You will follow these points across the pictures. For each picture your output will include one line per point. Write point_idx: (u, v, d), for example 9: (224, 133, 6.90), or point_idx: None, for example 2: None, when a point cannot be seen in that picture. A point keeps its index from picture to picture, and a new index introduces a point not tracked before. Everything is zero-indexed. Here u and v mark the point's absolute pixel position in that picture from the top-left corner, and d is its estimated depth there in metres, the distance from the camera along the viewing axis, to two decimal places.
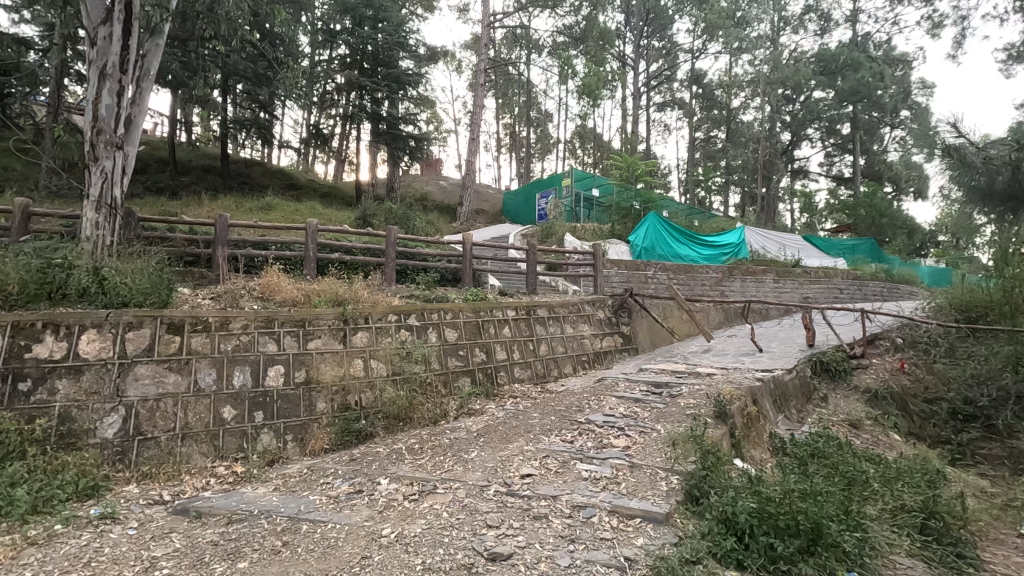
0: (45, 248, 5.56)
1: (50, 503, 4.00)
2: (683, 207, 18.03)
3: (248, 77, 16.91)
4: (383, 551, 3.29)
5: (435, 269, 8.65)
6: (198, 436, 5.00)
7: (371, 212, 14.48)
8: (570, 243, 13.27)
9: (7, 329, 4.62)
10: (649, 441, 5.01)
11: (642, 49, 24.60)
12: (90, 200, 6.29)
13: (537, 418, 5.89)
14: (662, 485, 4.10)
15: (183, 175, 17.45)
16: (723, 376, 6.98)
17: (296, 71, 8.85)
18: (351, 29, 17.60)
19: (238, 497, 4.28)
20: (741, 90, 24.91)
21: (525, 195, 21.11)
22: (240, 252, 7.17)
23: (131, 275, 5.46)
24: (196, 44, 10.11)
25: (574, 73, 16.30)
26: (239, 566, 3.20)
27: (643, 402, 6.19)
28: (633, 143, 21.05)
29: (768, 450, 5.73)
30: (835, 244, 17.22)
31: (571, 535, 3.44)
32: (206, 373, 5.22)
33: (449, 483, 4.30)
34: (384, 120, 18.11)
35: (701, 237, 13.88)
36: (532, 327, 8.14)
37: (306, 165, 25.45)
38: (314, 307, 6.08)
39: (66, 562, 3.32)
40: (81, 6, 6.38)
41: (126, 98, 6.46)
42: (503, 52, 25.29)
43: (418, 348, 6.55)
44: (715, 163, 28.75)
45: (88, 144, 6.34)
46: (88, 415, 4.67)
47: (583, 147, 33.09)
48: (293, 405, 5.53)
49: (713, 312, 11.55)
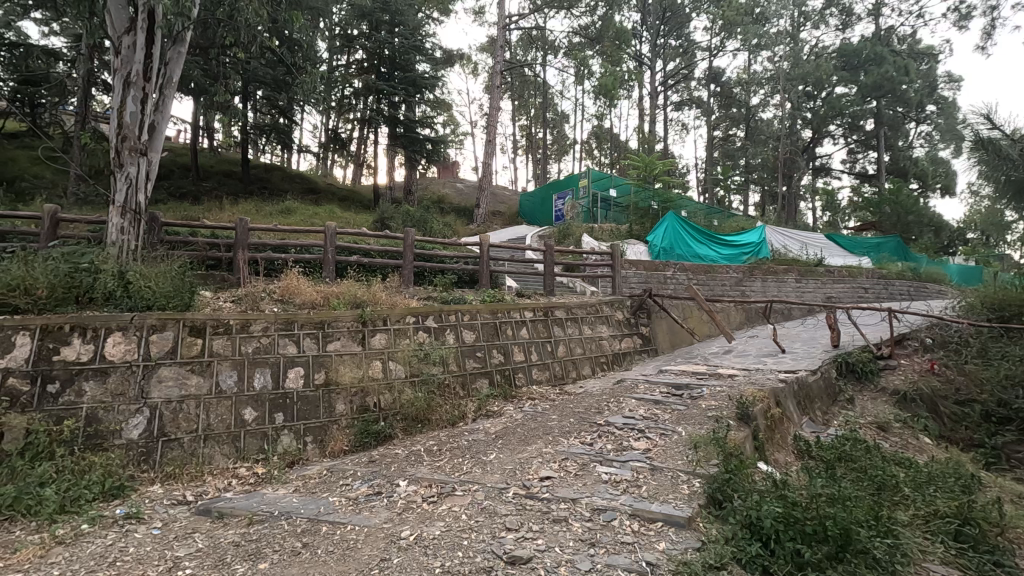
0: (72, 253, 5.68)
1: (77, 502, 4.08)
2: (702, 206, 17.81)
3: (268, 83, 17.17)
4: (402, 554, 3.27)
5: (451, 271, 8.67)
6: (220, 437, 5.06)
7: (387, 215, 14.57)
8: (588, 244, 13.22)
9: (36, 332, 4.73)
10: (671, 443, 4.93)
11: (659, 48, 24.38)
12: (115, 206, 6.41)
13: (555, 419, 5.85)
14: (683, 488, 4.04)
15: (206, 181, 17.76)
16: (745, 377, 6.85)
17: (314, 75, 8.96)
18: (368, 34, 17.78)
19: (259, 498, 4.32)
20: (760, 88, 24.57)
21: (541, 196, 21.05)
22: (260, 255, 7.27)
23: (154, 279, 5.56)
24: (217, 51, 10.30)
25: (590, 73, 16.21)
26: (259, 567, 3.22)
27: (663, 404, 6.12)
28: (651, 143, 20.84)
29: (793, 453, 5.60)
30: (860, 242, 16.81)
31: (592, 539, 3.39)
32: (227, 374, 5.29)
33: (467, 485, 4.28)
34: (402, 123, 18.24)
35: (721, 237, 13.70)
36: (550, 328, 8.10)
37: (325, 169, 25.74)
38: (333, 309, 6.13)
39: (93, 561, 3.37)
40: (105, 16, 6.53)
41: (150, 105, 6.58)
42: (519, 54, 25.32)
43: (436, 349, 6.55)
44: (733, 162, 28.36)
45: (113, 151, 6.47)
46: (115, 415, 4.75)
47: (600, 147, 32.92)
48: (313, 406, 5.57)
49: (733, 313, 11.38)
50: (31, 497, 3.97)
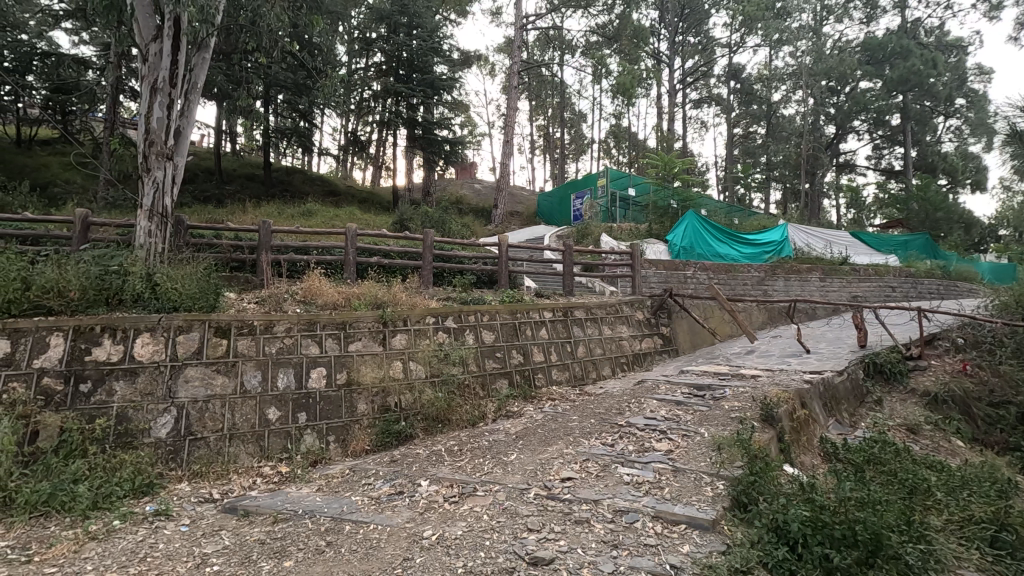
0: (102, 256, 5.82)
1: (109, 499, 4.18)
2: (722, 205, 17.62)
3: (289, 88, 17.44)
4: (424, 553, 3.29)
5: (470, 271, 8.69)
6: (244, 436, 5.14)
7: (407, 217, 14.68)
8: (607, 244, 13.13)
9: (69, 333, 4.87)
10: (693, 445, 4.88)
11: (678, 45, 24.14)
12: (143, 209, 6.55)
13: (576, 420, 5.83)
14: (707, 491, 3.99)
15: (229, 184, 18.10)
16: (769, 378, 6.72)
17: (334, 79, 9.07)
18: (386, 36, 17.94)
19: (283, 497, 4.37)
20: (782, 84, 24.14)
21: (559, 195, 20.96)
22: (283, 257, 7.37)
23: (180, 280, 5.68)
24: (240, 56, 10.46)
25: (608, 72, 16.11)
26: (284, 565, 3.25)
27: (685, 404, 6.07)
28: (669, 142, 20.65)
29: (819, 455, 5.49)
30: (886, 241, 16.45)
31: (614, 540, 3.36)
32: (252, 374, 5.38)
33: (488, 486, 4.29)
34: (420, 125, 18.34)
35: (742, 236, 13.51)
36: (570, 328, 8.06)
37: (345, 172, 26.02)
38: (354, 310, 6.19)
39: (124, 557, 3.44)
40: (133, 24, 6.69)
41: (175, 111, 6.72)
42: (536, 54, 25.26)
43: (456, 350, 6.56)
44: (754, 160, 27.89)
45: (141, 156, 6.63)
46: (144, 414, 4.86)
47: (618, 146, 32.71)
48: (335, 406, 5.63)
49: (756, 312, 11.21)
50: (65, 493, 4.09)
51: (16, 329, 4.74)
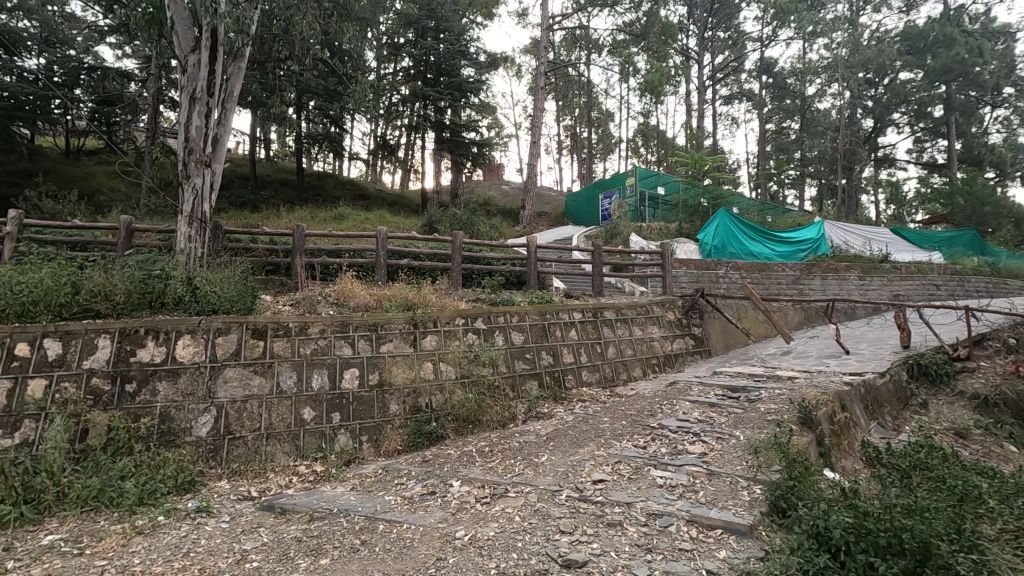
0: (146, 261, 6.05)
1: (154, 495, 4.34)
2: (755, 202, 17.27)
3: (320, 94, 17.80)
4: (457, 553, 3.30)
5: (499, 273, 8.70)
6: (280, 436, 5.25)
7: (436, 220, 14.82)
8: (637, 244, 13.00)
9: (115, 335, 5.07)
10: (728, 447, 4.78)
11: (707, 41, 23.75)
12: (183, 214, 6.77)
13: (607, 421, 5.79)
14: (743, 495, 3.89)
15: (264, 190, 18.56)
16: (806, 380, 6.54)
17: (364, 84, 9.22)
18: (414, 41, 18.16)
19: (319, 495, 4.45)
20: (816, 77, 23.48)
21: (587, 196, 20.82)
22: (316, 260, 7.53)
23: (219, 284, 5.86)
24: (273, 65, 10.73)
25: (636, 70, 15.94)
26: (320, 562, 3.31)
27: (719, 406, 5.94)
28: (699, 139, 20.31)
29: (861, 460, 5.31)
30: (929, 237, 15.83)
31: (649, 544, 3.31)
32: (287, 375, 5.50)
33: (521, 487, 4.28)
34: (448, 128, 18.49)
35: (776, 234, 13.19)
36: (600, 329, 7.99)
37: (375, 175, 26.42)
38: (385, 312, 6.27)
39: (168, 551, 3.56)
40: (172, 36, 6.93)
41: (213, 119, 6.92)
42: (562, 54, 25.20)
43: (486, 351, 6.58)
44: (788, 155, 27.18)
45: (181, 164, 6.86)
46: (185, 414, 5.02)
47: (647, 145, 32.36)
48: (367, 406, 5.71)
49: (791, 312, 10.92)
50: (113, 489, 4.26)
51: (67, 331, 4.96)
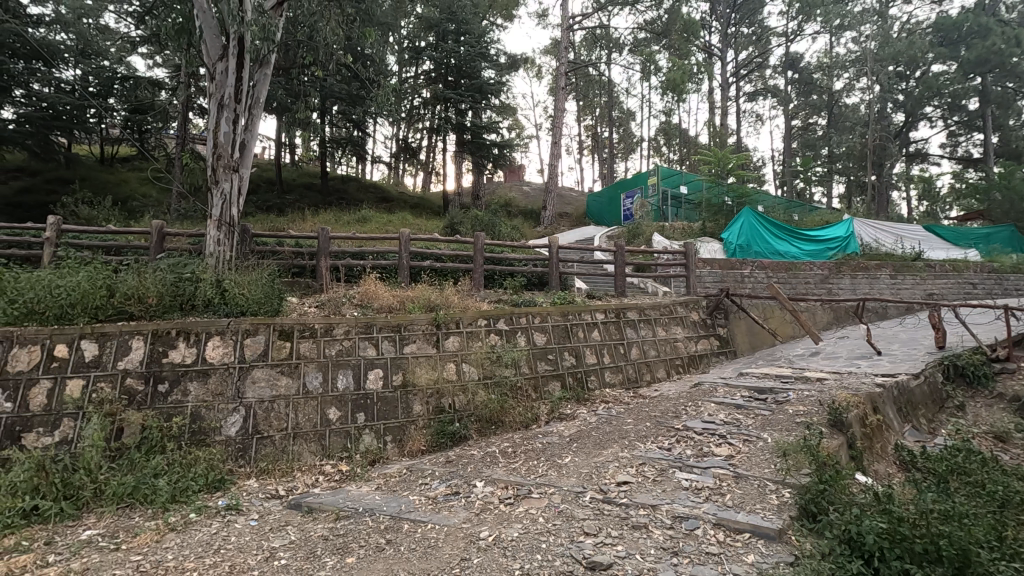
0: (177, 264, 6.21)
1: (185, 493, 4.45)
2: (781, 201, 16.95)
3: (343, 98, 18.05)
4: (481, 554, 3.31)
5: (521, 274, 8.71)
6: (307, 435, 5.34)
7: (458, 221, 14.90)
8: (660, 244, 12.86)
9: (148, 336, 5.21)
10: (756, 450, 4.69)
11: (730, 38, 23.40)
12: (212, 219, 6.92)
13: (631, 423, 5.73)
14: (772, 499, 3.81)
15: (289, 194, 18.89)
16: (836, 381, 6.38)
17: (386, 88, 9.32)
18: (435, 45, 18.28)
19: (345, 495, 4.51)
20: (844, 71, 22.94)
21: (609, 195, 20.67)
22: (341, 263, 7.64)
23: (247, 286, 5.98)
24: (298, 71, 10.93)
25: (658, 69, 15.78)
26: (347, 561, 3.35)
27: (745, 408, 5.84)
28: (723, 137, 20.01)
29: (894, 464, 5.16)
30: (965, 234, 15.29)
31: (675, 547, 3.27)
32: (313, 376, 5.58)
33: (544, 488, 4.27)
34: (469, 129, 18.57)
35: (803, 232, 12.93)
36: (622, 330, 7.93)
37: (397, 178, 26.69)
38: (408, 313, 6.32)
39: (200, 547, 3.64)
40: (201, 45, 7.11)
41: (240, 125, 7.07)
42: (583, 53, 25.10)
43: (508, 351, 6.57)
44: (815, 152, 26.60)
45: (210, 169, 7.04)
46: (215, 413, 5.14)
47: (669, 143, 32.00)
48: (391, 407, 5.76)
49: (820, 312, 10.69)
50: (147, 487, 4.39)
51: (103, 333, 5.13)
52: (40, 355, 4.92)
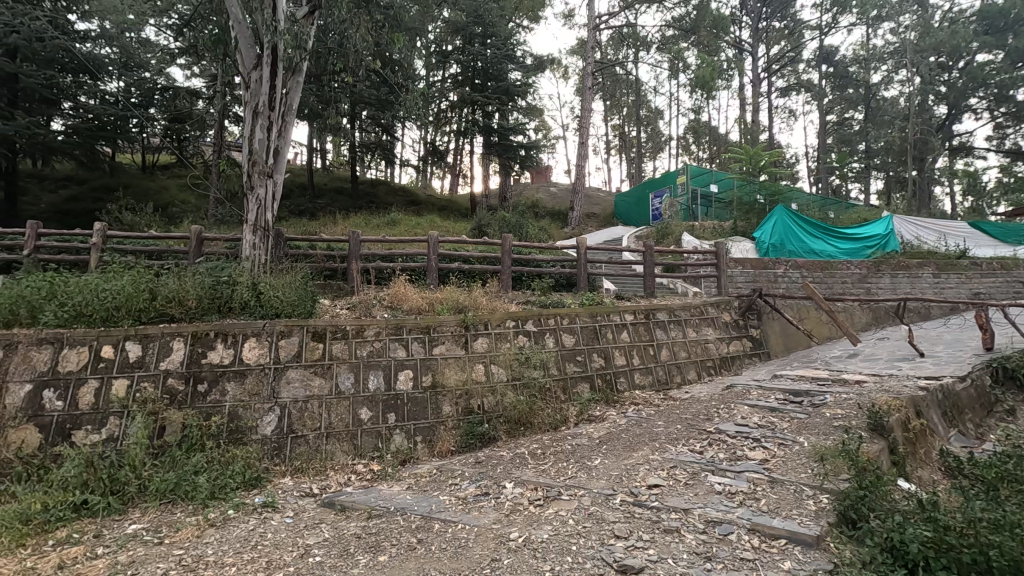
0: (215, 268, 6.40)
1: (224, 490, 4.58)
2: (816, 198, 16.52)
3: (372, 104, 18.34)
4: (512, 555, 3.31)
5: (549, 275, 8.69)
6: (339, 435, 5.44)
7: (485, 223, 14.97)
8: (689, 244, 12.68)
9: (188, 338, 5.39)
10: (791, 454, 4.58)
11: (762, 32, 22.91)
12: (248, 224, 7.12)
13: (662, 425, 5.66)
14: (809, 505, 3.71)
15: (321, 199, 19.28)
16: (876, 385, 6.16)
17: (415, 93, 9.44)
18: (462, 48, 18.42)
19: (376, 493, 4.58)
20: (882, 63, 22.21)
21: (637, 195, 20.47)
22: (371, 265, 7.76)
23: (282, 289, 6.13)
24: (329, 78, 11.15)
25: (687, 66, 15.56)
26: (379, 559, 3.40)
27: (780, 411, 5.70)
28: (754, 134, 19.62)
29: (939, 470, 4.97)
30: (1015, 229, 14.35)
31: (708, 552, 3.21)
32: (345, 376, 5.69)
33: (573, 490, 4.25)
34: (496, 131, 18.65)
35: (839, 230, 12.58)
36: (652, 331, 7.83)
37: (425, 181, 26.96)
38: (438, 315, 6.38)
39: (238, 543, 3.75)
40: (237, 55, 7.32)
41: (274, 131, 7.25)
42: (610, 52, 24.93)
43: (537, 353, 6.56)
44: (851, 147, 25.82)
45: (246, 175, 7.23)
46: (252, 413, 5.28)
47: (698, 142, 31.51)
48: (421, 408, 5.82)
49: (857, 313, 10.38)
50: (187, 483, 4.54)
51: (146, 334, 5.33)
52: (88, 356, 5.15)
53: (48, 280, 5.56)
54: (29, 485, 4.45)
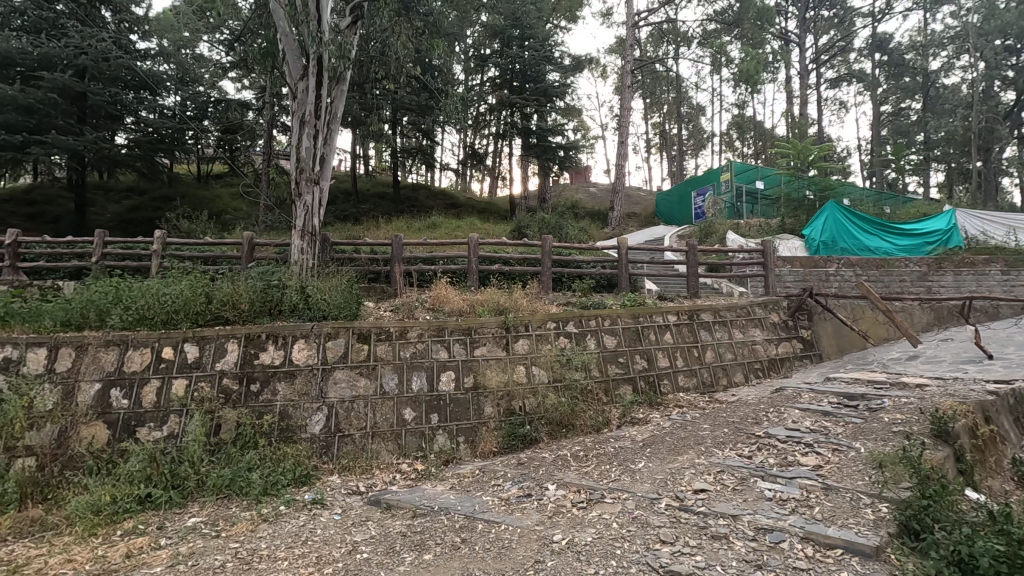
0: (265, 272, 6.65)
1: (276, 486, 4.76)
2: (870, 193, 15.82)
3: (413, 109, 18.67)
4: (556, 557, 3.30)
5: (590, 276, 8.60)
6: (384, 435, 5.55)
7: (525, 225, 15.00)
8: (735, 243, 12.34)
9: (241, 340, 5.62)
10: (847, 460, 4.39)
11: (809, 22, 22.09)
12: (297, 229, 7.37)
13: (708, 429, 5.53)
14: (867, 513, 3.55)
15: (364, 204, 19.76)
16: (939, 389, 5.84)
17: (454, 97, 9.56)
18: (500, 51, 18.51)
19: (420, 493, 4.65)
20: (942, 49, 21.03)
21: (678, 193, 20.06)
22: (413, 268, 7.89)
23: (329, 292, 6.31)
24: (371, 85, 11.42)
25: (730, 60, 15.15)
26: (424, 557, 3.45)
27: (833, 415, 5.47)
28: (802, 127, 18.93)
29: (1011, 480, 4.66)
30: None
31: (758, 560, 3.11)
32: (389, 377, 5.80)
33: (617, 493, 4.20)
34: (535, 133, 18.68)
35: (895, 227, 12.04)
36: (696, 332, 7.65)
37: (465, 184, 27.23)
38: (478, 317, 6.43)
39: (290, 538, 3.87)
40: (284, 67, 7.60)
41: (319, 139, 7.48)
42: (650, 49, 24.58)
43: (578, 355, 6.51)
44: (908, 139, 24.53)
45: (294, 183, 7.49)
46: (301, 412, 5.45)
47: (742, 137, 30.65)
48: (463, 409, 5.87)
49: (917, 313, 9.85)
50: (242, 479, 4.73)
51: (202, 336, 5.58)
52: (150, 357, 5.44)
53: (113, 286, 5.90)
54: (99, 478, 4.74)
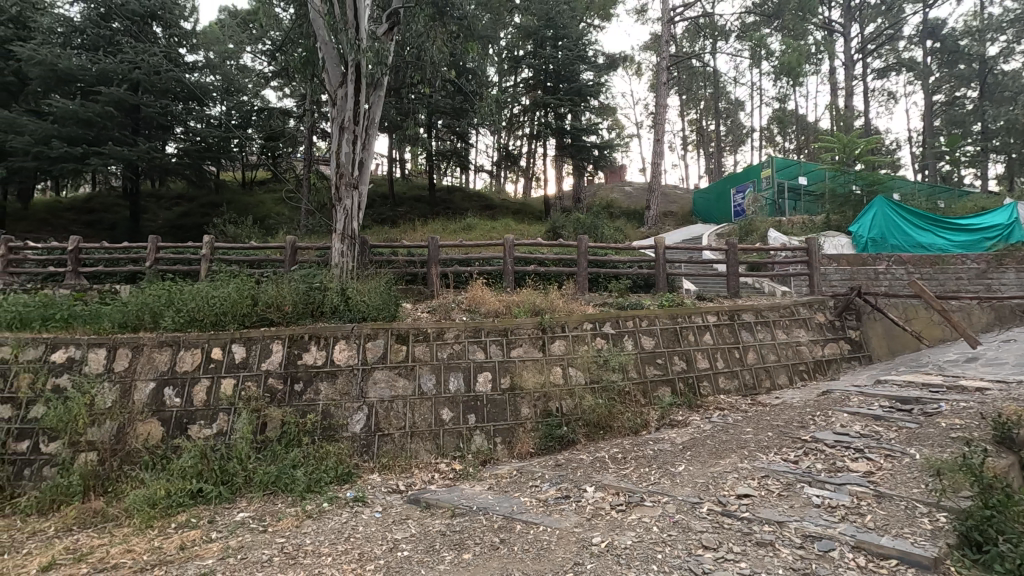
0: (308, 275, 6.84)
1: (319, 484, 4.88)
2: (922, 186, 15.12)
3: (448, 112, 18.86)
4: (595, 560, 3.27)
5: (626, 276, 8.48)
6: (423, 434, 5.62)
7: (560, 226, 14.94)
8: (777, 241, 11.99)
9: (286, 340, 5.79)
10: (900, 467, 4.20)
11: (855, 10, 21.22)
12: (337, 232, 7.54)
13: (751, 432, 5.38)
14: (924, 523, 3.39)
15: (401, 207, 20.07)
16: (1002, 393, 5.51)
17: (488, 99, 9.61)
18: (533, 52, 18.51)
19: (459, 492, 4.69)
20: (1000, 33, 19.87)
21: (717, 191, 19.63)
22: (449, 269, 7.98)
23: (368, 293, 6.43)
24: (407, 90, 11.60)
25: (770, 53, 14.70)
26: (464, 557, 3.48)
27: (885, 420, 5.24)
28: (848, 120, 18.21)
29: None
30: None
31: (806, 569, 3.01)
32: (427, 377, 5.88)
33: (657, 496, 4.13)
34: (569, 133, 18.60)
35: (951, 221, 11.46)
36: (737, 332, 7.46)
37: (499, 185, 27.31)
38: (515, 318, 6.45)
39: (333, 535, 3.96)
40: (324, 74, 7.81)
41: (358, 144, 7.64)
42: (686, 45, 24.11)
43: (615, 356, 6.43)
44: (964, 129, 23.30)
45: (334, 187, 7.67)
46: (342, 411, 5.58)
47: (784, 132, 29.72)
48: (500, 409, 5.89)
49: (976, 312, 9.34)
50: (287, 476, 4.88)
51: (249, 337, 5.79)
52: (200, 357, 5.67)
53: (166, 290, 6.18)
54: (155, 472, 4.98)
